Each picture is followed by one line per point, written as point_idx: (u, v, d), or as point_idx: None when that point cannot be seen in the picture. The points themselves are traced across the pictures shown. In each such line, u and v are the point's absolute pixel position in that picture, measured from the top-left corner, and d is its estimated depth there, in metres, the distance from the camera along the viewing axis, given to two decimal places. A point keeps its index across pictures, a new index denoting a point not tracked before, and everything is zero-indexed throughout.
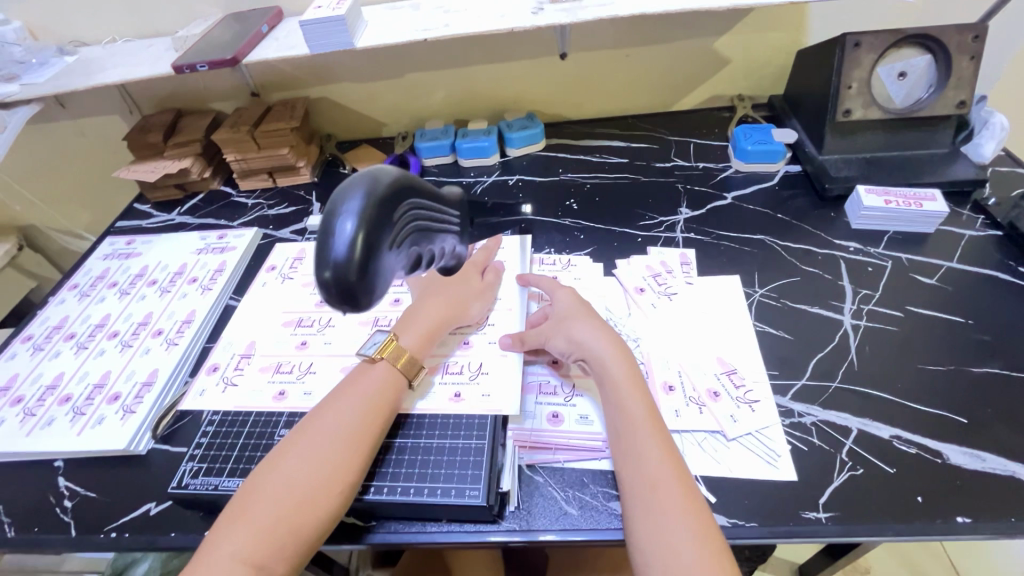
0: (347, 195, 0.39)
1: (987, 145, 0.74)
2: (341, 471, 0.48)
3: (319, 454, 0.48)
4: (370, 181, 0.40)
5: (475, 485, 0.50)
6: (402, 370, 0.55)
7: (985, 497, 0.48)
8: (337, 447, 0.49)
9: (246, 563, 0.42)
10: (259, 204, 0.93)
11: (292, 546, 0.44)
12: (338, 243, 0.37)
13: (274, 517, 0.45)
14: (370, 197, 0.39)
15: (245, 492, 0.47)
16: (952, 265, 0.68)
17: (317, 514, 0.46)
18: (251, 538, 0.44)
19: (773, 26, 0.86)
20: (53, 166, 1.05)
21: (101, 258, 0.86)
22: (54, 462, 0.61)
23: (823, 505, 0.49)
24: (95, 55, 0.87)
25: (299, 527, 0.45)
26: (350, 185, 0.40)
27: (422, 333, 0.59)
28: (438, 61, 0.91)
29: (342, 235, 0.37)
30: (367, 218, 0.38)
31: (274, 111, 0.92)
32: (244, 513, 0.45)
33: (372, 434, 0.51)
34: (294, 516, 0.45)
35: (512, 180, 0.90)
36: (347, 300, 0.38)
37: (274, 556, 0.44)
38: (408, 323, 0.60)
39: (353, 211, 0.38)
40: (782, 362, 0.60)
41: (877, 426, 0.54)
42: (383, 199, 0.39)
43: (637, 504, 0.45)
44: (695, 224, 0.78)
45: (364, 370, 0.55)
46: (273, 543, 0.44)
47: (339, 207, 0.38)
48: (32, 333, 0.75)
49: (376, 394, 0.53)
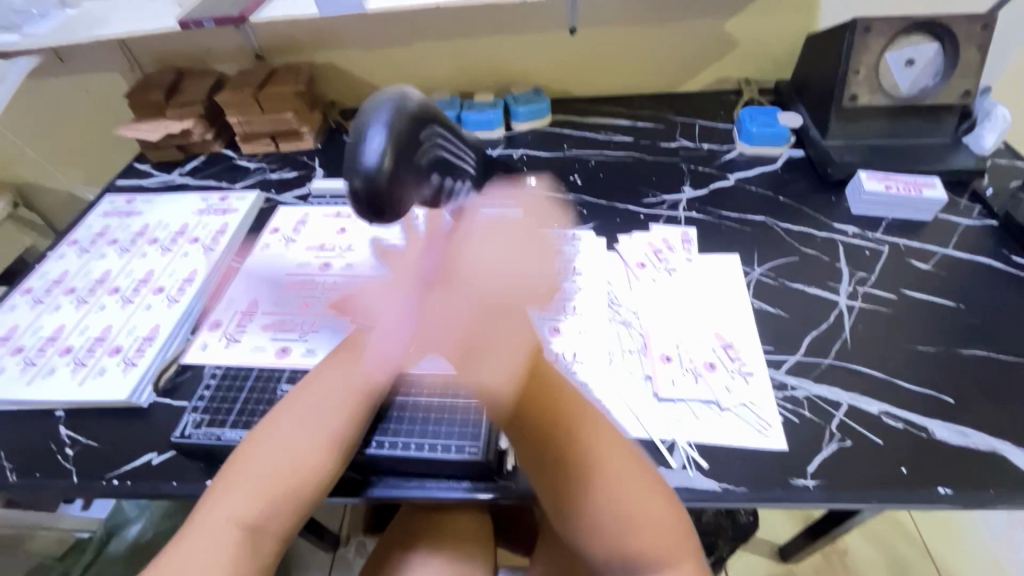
0: (378, 101, 0.39)
1: (989, 136, 0.74)
2: (323, 438, 0.48)
3: (300, 422, 0.48)
4: (402, 90, 0.40)
5: (475, 442, 0.51)
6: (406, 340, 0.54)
7: (967, 470, 0.50)
8: (321, 416, 0.49)
9: (241, 526, 0.44)
10: (262, 167, 0.92)
11: (281, 509, 0.45)
12: (367, 154, 0.38)
13: (266, 482, 0.45)
14: (401, 113, 0.39)
15: (236, 457, 0.47)
16: (947, 251, 0.69)
17: (312, 478, 0.47)
18: (245, 501, 0.45)
19: (784, 9, 0.86)
20: (51, 122, 1.03)
21: (101, 215, 0.85)
22: (54, 412, 0.61)
23: (811, 473, 0.50)
24: (98, 9, 0.86)
25: (289, 492, 0.46)
26: (380, 99, 0.40)
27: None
28: (446, 30, 0.90)
29: (371, 146, 0.38)
30: (396, 134, 0.38)
31: (279, 74, 0.91)
32: (240, 477, 0.46)
33: (361, 405, 0.51)
34: (289, 482, 0.46)
35: (517, 154, 0.90)
36: (374, 210, 0.39)
37: (267, 516, 0.45)
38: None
39: (384, 119, 0.38)
40: (777, 338, 0.61)
41: (867, 401, 0.55)
42: (413, 119, 0.40)
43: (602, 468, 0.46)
44: (698, 204, 0.78)
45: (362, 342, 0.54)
46: (262, 506, 0.45)
47: (368, 120, 0.39)
48: (31, 287, 0.75)
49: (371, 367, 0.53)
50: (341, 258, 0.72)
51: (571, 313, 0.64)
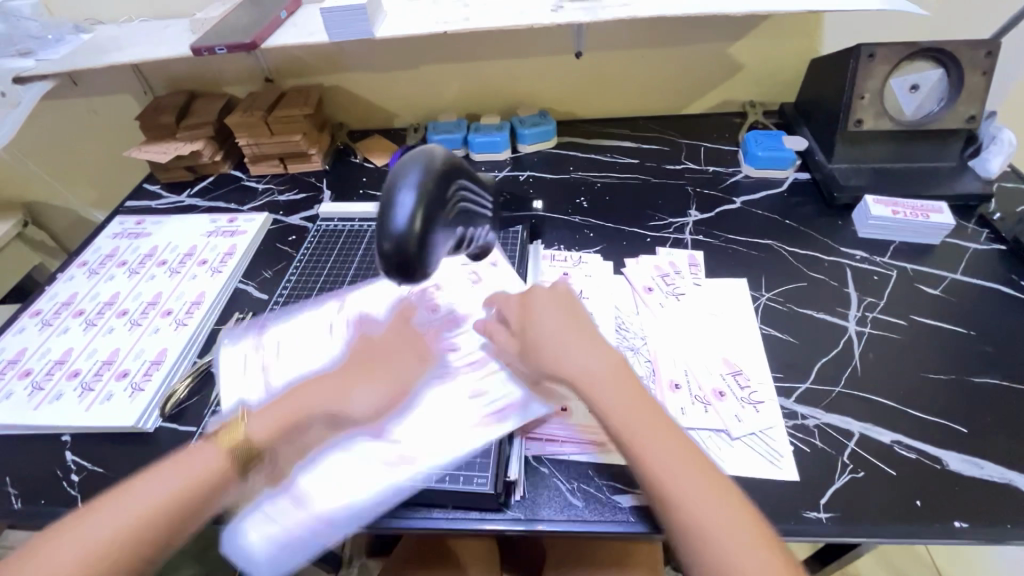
0: (406, 169, 0.42)
1: (995, 161, 0.74)
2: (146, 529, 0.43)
3: (135, 506, 0.43)
4: (428, 157, 0.43)
5: (484, 473, 0.51)
6: (236, 452, 0.47)
7: (982, 503, 0.49)
8: (153, 504, 0.44)
9: None
10: (270, 188, 0.93)
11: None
12: (398, 216, 0.40)
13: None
14: (428, 173, 0.42)
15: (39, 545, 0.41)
16: (956, 276, 0.69)
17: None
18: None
19: (788, 34, 0.86)
20: (64, 144, 1.04)
21: (110, 236, 0.86)
22: (61, 436, 0.61)
23: (823, 505, 0.50)
24: (112, 35, 0.87)
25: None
26: (408, 161, 0.42)
27: (276, 418, 0.49)
28: (453, 55, 0.91)
29: (403, 209, 0.40)
30: (425, 195, 0.41)
31: (288, 97, 0.92)
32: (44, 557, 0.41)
33: (195, 493, 0.45)
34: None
35: (523, 176, 0.90)
36: (402, 271, 0.41)
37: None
38: (268, 405, 0.51)
39: (413, 185, 0.41)
40: (786, 365, 0.61)
41: (879, 431, 0.54)
42: (439, 178, 0.43)
43: (656, 464, 0.43)
44: (705, 227, 0.78)
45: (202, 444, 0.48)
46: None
47: (399, 181, 0.41)
48: (41, 309, 0.75)
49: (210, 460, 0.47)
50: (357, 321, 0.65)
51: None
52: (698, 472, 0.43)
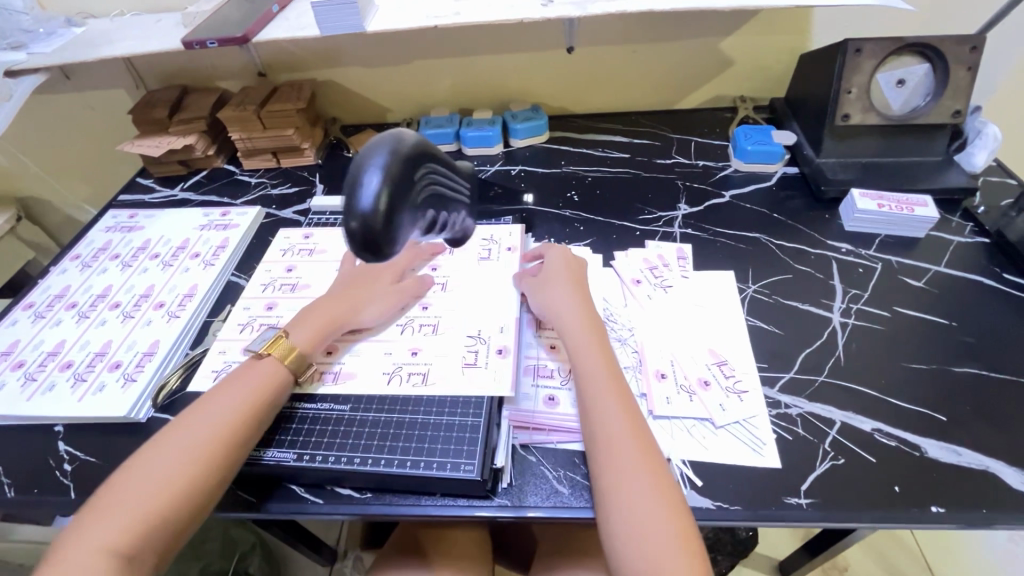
0: (373, 152, 0.44)
1: (979, 155, 0.76)
2: (204, 464, 0.47)
3: (192, 443, 0.48)
4: (395, 141, 0.45)
5: (470, 460, 0.52)
6: (289, 365, 0.56)
7: (959, 489, 0.50)
8: (212, 433, 0.49)
9: (104, 553, 0.42)
10: (263, 183, 0.93)
11: (160, 532, 0.44)
12: (365, 195, 0.42)
13: (141, 508, 0.44)
14: (394, 154, 0.44)
15: (109, 485, 0.46)
16: (939, 269, 0.70)
17: (184, 504, 0.46)
18: (114, 530, 0.43)
19: (778, 29, 0.87)
20: (56, 138, 1.04)
21: (103, 230, 0.86)
22: (53, 427, 0.62)
23: (804, 491, 0.50)
24: (104, 28, 0.87)
25: (165, 512, 0.45)
26: (376, 143, 0.45)
27: (311, 331, 0.59)
28: (446, 49, 0.92)
29: (369, 187, 0.42)
30: (390, 174, 0.43)
31: (280, 91, 0.92)
32: (119, 491, 0.45)
33: (245, 418, 0.51)
34: (154, 507, 0.44)
35: (515, 170, 0.91)
36: (369, 249, 0.43)
37: (140, 541, 0.43)
38: (302, 318, 0.61)
39: (379, 166, 0.43)
40: (771, 355, 0.62)
41: (860, 419, 0.55)
42: (405, 159, 0.45)
43: (604, 465, 0.47)
44: (694, 221, 0.79)
45: (251, 365, 0.56)
46: (141, 530, 0.44)
47: (367, 161, 0.43)
48: (33, 301, 0.76)
49: (258, 382, 0.54)
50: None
51: (568, 376, 0.59)
52: (641, 453, 0.47)
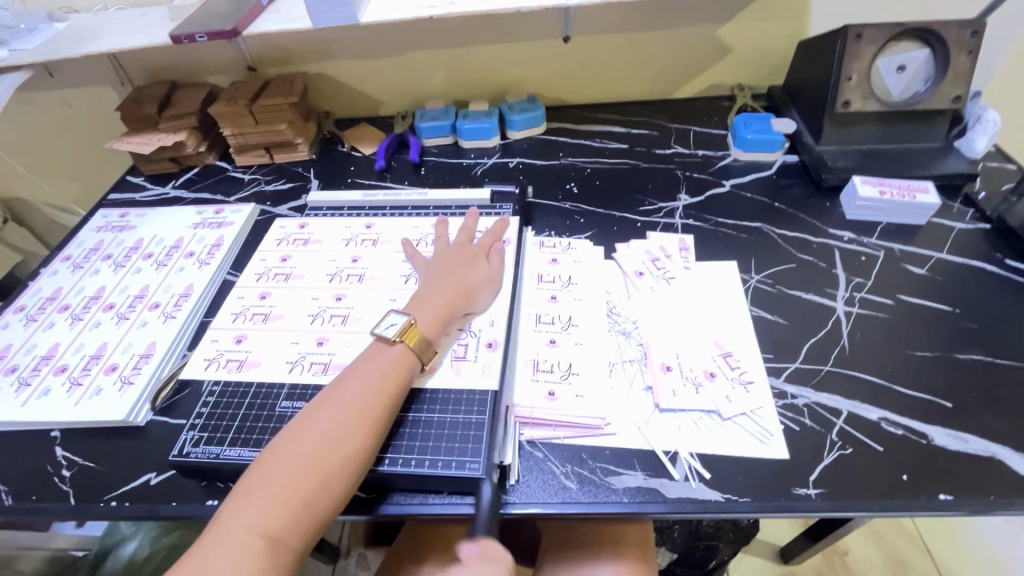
0: None
1: (980, 139, 0.75)
2: (351, 451, 0.48)
3: (336, 431, 0.48)
4: None
5: (476, 458, 0.51)
6: (415, 350, 0.55)
7: (965, 476, 0.50)
8: (349, 423, 0.49)
9: (260, 535, 0.43)
10: (256, 179, 0.92)
11: (304, 518, 0.45)
12: None
13: (291, 491, 0.45)
14: None
15: (263, 464, 0.46)
16: (941, 255, 0.70)
17: (333, 491, 0.46)
18: (266, 512, 0.44)
19: (774, 15, 0.86)
20: (45, 135, 1.02)
21: (94, 230, 0.85)
22: (50, 433, 0.61)
23: (813, 481, 0.50)
24: (88, 22, 0.85)
25: (311, 501, 0.45)
26: None
27: (435, 313, 0.59)
28: (439, 40, 0.90)
29: None
30: None
31: (271, 86, 0.90)
32: (267, 473, 0.46)
33: (382, 409, 0.51)
34: (309, 490, 0.45)
35: (512, 162, 0.90)
36: None
37: (290, 527, 0.44)
38: (420, 302, 0.60)
39: None
40: (777, 345, 0.61)
41: (866, 409, 0.55)
42: None
43: None
44: (695, 211, 0.79)
45: (378, 349, 0.55)
46: (291, 515, 0.44)
47: None
48: (24, 305, 0.74)
49: (389, 370, 0.53)
50: (352, 288, 0.69)
51: (568, 370, 0.59)
52: None
